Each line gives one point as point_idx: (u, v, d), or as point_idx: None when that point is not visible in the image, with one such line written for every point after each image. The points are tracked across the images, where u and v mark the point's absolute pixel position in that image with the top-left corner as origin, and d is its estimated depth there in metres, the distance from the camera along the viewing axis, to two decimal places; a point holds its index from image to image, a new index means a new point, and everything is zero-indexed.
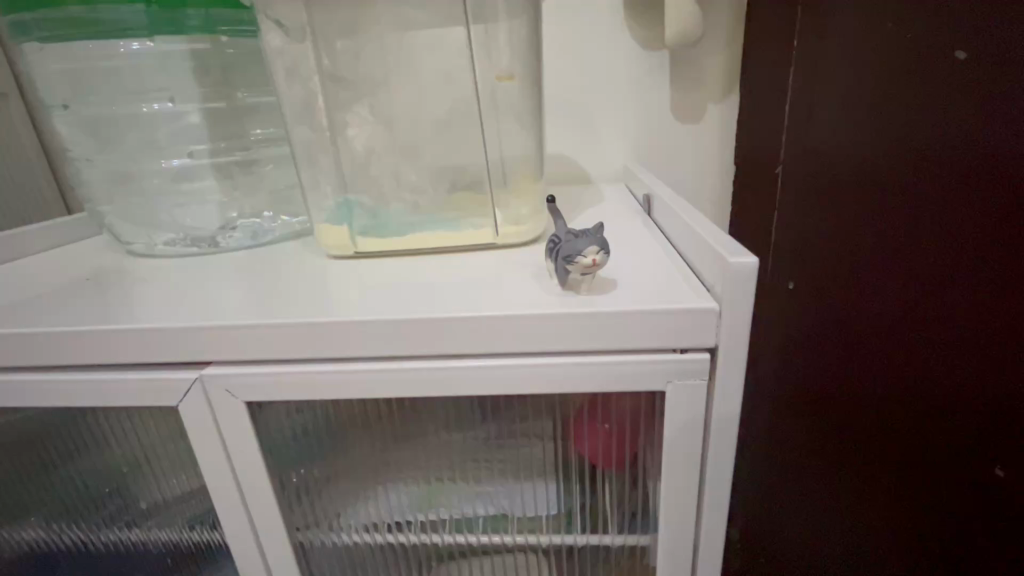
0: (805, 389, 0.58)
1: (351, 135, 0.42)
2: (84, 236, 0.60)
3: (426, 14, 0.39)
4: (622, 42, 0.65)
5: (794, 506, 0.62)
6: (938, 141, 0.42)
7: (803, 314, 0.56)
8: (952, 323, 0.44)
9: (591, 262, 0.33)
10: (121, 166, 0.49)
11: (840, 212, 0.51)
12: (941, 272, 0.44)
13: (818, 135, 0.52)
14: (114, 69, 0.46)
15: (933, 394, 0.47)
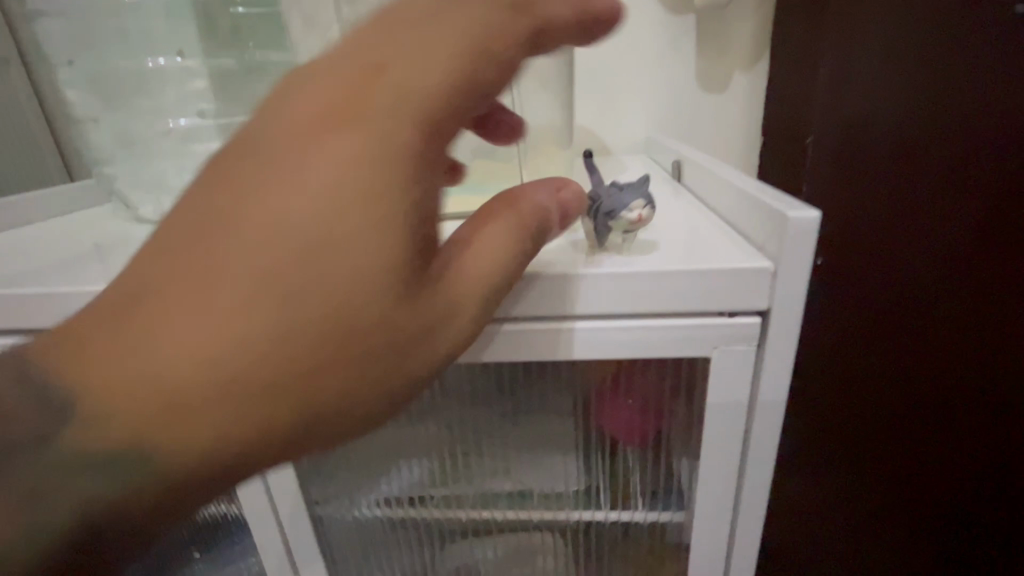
0: (846, 363, 0.57)
1: None
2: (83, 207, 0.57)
3: None
4: (645, 7, 0.62)
5: (830, 474, 0.63)
6: (1006, 103, 0.45)
7: (846, 289, 0.54)
8: (963, 285, 0.51)
9: (638, 217, 0.32)
10: (129, 127, 0.47)
11: (891, 179, 0.50)
12: (971, 231, 0.49)
13: (856, 103, 0.49)
14: (118, 21, 0.44)
15: (942, 341, 0.53)
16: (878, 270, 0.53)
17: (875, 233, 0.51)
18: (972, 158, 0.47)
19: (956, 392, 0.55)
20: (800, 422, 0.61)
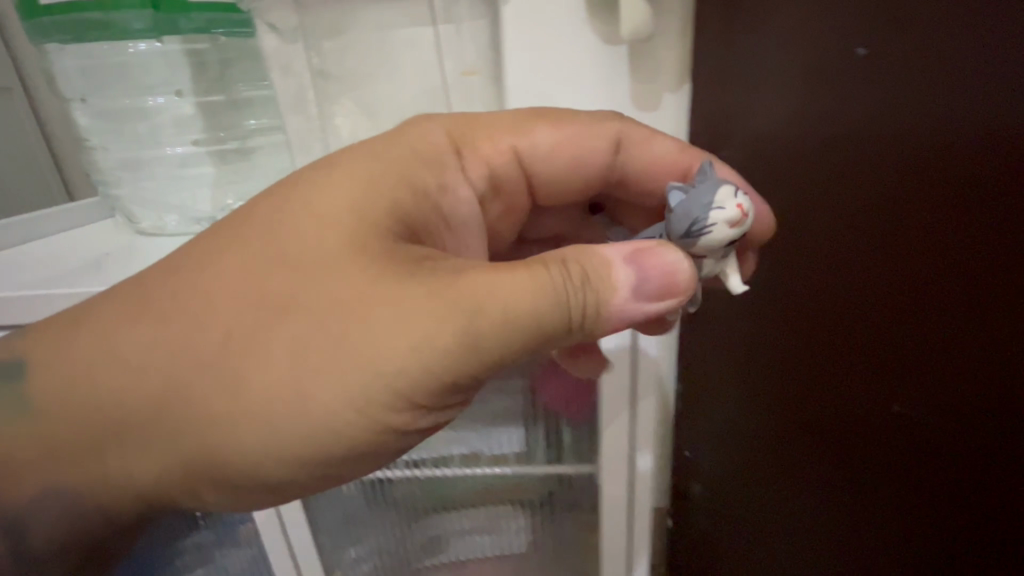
0: (772, 421, 0.48)
1: (338, 124, 0.48)
2: (79, 223, 0.64)
3: (402, 18, 0.45)
4: None
5: (762, 547, 0.53)
6: (928, 117, 0.32)
7: (769, 338, 0.46)
8: (929, 352, 0.35)
9: (738, 211, 0.29)
10: (133, 154, 0.56)
11: (811, 217, 0.40)
12: (919, 275, 0.34)
13: (755, 126, 0.43)
14: (123, 65, 0.52)
15: (922, 434, 0.36)
16: (800, 320, 0.43)
17: (744, 309, 0.48)
18: (912, 179, 0.34)
19: (912, 500, 0.37)
20: (703, 467, 0.59)
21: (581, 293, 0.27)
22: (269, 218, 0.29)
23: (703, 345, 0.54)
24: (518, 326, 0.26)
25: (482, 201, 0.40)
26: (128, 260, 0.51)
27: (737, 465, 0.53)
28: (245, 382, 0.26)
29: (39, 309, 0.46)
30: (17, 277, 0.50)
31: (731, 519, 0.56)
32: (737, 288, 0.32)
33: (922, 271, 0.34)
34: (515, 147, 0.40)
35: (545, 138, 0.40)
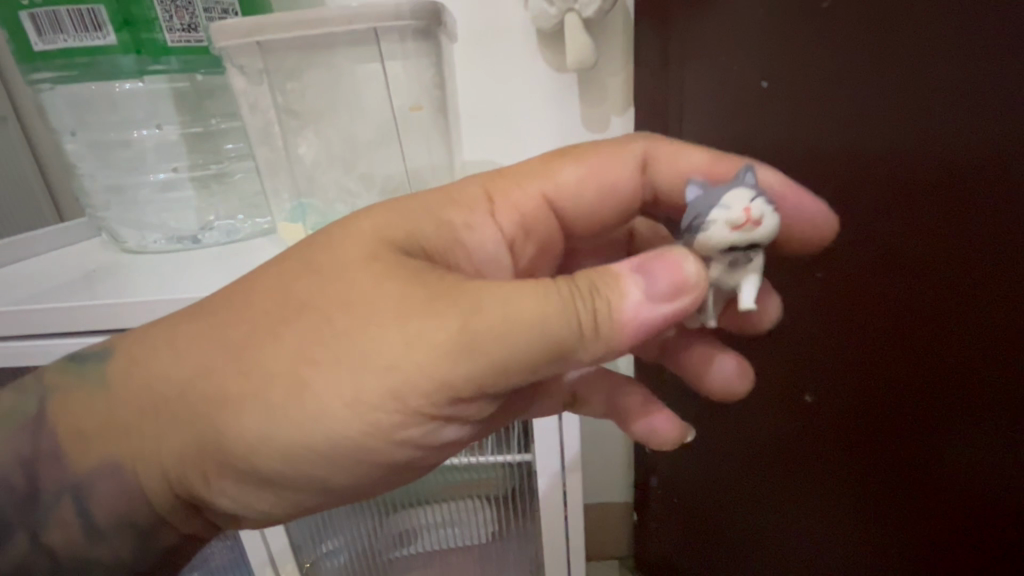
0: (809, 379, 0.58)
1: (303, 152, 0.55)
2: (71, 244, 0.70)
3: (353, 61, 0.52)
4: (538, 65, 0.76)
5: (814, 505, 0.61)
6: (881, 114, 0.44)
7: (812, 315, 0.55)
8: (918, 296, 0.45)
9: (745, 215, 0.27)
10: (119, 181, 0.62)
11: (823, 205, 0.51)
12: (895, 236, 0.45)
13: (758, 144, 0.57)
14: (108, 102, 0.57)
15: (919, 362, 0.46)
16: (830, 292, 0.53)
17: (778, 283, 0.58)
18: (891, 164, 0.44)
19: (923, 422, 0.47)
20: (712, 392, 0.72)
21: (586, 305, 0.29)
22: (301, 256, 0.33)
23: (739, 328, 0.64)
24: (529, 339, 0.28)
25: (514, 241, 0.40)
26: (115, 277, 0.57)
27: (764, 401, 0.64)
28: (270, 403, 0.29)
29: (31, 320, 0.51)
30: (13, 293, 0.55)
31: (748, 442, 0.68)
32: (745, 303, 0.29)
33: (900, 233, 0.45)
34: (546, 190, 0.41)
35: (572, 173, 0.41)
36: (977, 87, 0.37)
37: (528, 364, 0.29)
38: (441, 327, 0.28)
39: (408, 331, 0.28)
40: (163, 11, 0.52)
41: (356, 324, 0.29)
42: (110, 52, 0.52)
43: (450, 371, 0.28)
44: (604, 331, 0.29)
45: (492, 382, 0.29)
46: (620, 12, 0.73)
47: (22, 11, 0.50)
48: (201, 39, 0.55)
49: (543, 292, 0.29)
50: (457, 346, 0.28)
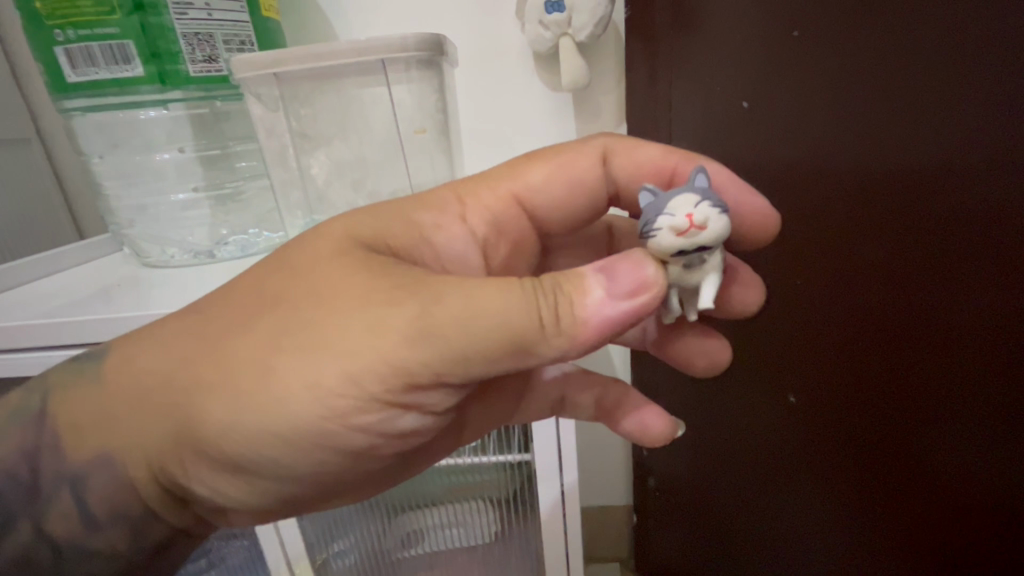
0: (812, 375, 0.61)
1: (314, 172, 0.60)
2: (90, 259, 0.73)
3: (362, 87, 0.56)
4: (534, 84, 0.80)
5: (819, 496, 0.65)
6: (868, 122, 0.48)
7: (812, 313, 0.59)
8: (915, 287, 0.49)
9: (688, 221, 0.31)
10: (142, 200, 0.66)
11: (816, 211, 0.55)
12: (890, 235, 0.49)
13: (744, 160, 0.61)
14: (135, 127, 0.63)
15: (921, 351, 0.50)
16: (829, 292, 0.57)
17: (774, 287, 0.63)
18: (880, 169, 0.48)
19: (933, 406, 0.50)
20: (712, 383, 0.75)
21: (546, 298, 0.31)
22: (279, 256, 0.36)
23: (743, 329, 0.68)
24: (489, 332, 0.30)
25: (485, 243, 0.44)
26: (136, 290, 0.60)
27: (767, 396, 0.68)
28: (235, 383, 0.32)
29: (53, 331, 0.54)
30: (40, 305, 0.59)
31: (749, 431, 0.72)
32: (705, 301, 0.34)
33: (895, 232, 0.49)
34: (515, 192, 0.45)
35: (537, 175, 0.45)
36: (983, 110, 0.41)
37: (486, 356, 0.31)
38: (413, 319, 0.30)
39: (382, 324, 0.31)
40: (187, 45, 0.56)
41: (333, 316, 0.31)
42: (136, 83, 0.56)
43: (414, 361, 0.31)
44: (564, 325, 0.31)
45: (454, 370, 0.31)
46: (612, 36, 0.76)
47: (58, 46, 0.54)
48: (221, 69, 0.59)
49: (507, 286, 0.31)
50: (409, 336, 0.30)
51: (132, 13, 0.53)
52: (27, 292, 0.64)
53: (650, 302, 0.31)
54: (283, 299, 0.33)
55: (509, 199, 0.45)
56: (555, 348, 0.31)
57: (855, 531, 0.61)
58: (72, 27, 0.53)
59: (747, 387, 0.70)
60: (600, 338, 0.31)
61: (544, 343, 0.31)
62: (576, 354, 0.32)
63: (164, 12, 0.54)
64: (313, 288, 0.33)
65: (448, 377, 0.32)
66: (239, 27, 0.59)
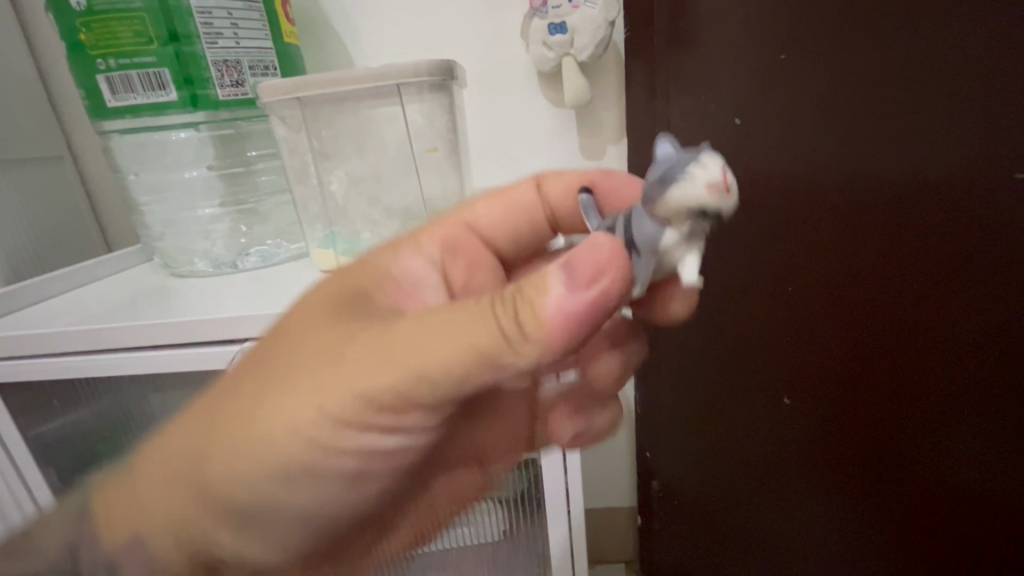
0: (796, 382, 0.65)
1: (333, 188, 0.64)
2: (114, 272, 0.77)
3: (378, 106, 0.60)
4: (538, 100, 0.84)
5: (806, 493, 0.70)
6: (844, 144, 0.54)
7: (792, 326, 0.63)
8: (894, 292, 0.55)
9: (722, 177, 0.28)
10: (172, 215, 0.72)
11: (795, 230, 0.59)
12: (873, 245, 0.55)
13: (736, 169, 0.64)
14: (168, 149, 0.69)
15: (901, 348, 0.56)
16: (808, 302, 0.61)
17: (754, 305, 0.66)
18: (859, 186, 0.54)
19: (923, 397, 0.56)
20: (705, 398, 0.75)
21: (506, 307, 0.31)
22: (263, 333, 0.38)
23: (724, 351, 0.71)
24: (452, 348, 0.31)
25: (442, 265, 0.47)
26: (167, 298, 0.63)
27: (753, 408, 0.71)
28: (219, 433, 0.34)
29: (89, 337, 0.57)
30: (79, 312, 0.63)
31: (746, 436, 0.73)
32: (689, 273, 0.30)
33: (872, 245, 0.55)
34: (467, 223, 0.50)
35: (486, 212, 0.50)
36: (977, 126, 0.46)
37: (455, 369, 0.31)
38: (374, 348, 0.32)
39: (342, 358, 0.33)
40: (216, 71, 0.60)
41: (302, 353, 0.34)
42: (170, 107, 0.60)
43: (383, 384, 0.32)
44: (530, 332, 0.30)
45: (423, 392, 0.32)
46: (612, 55, 0.80)
47: (99, 73, 0.59)
48: (247, 92, 0.63)
49: (463, 309, 0.32)
50: (375, 364, 0.32)
51: (167, 44, 0.58)
52: (56, 303, 0.66)
53: (615, 285, 0.31)
54: (264, 353, 0.35)
55: (460, 225, 0.50)
56: (529, 355, 0.31)
57: (845, 519, 0.67)
58: (113, 56, 0.58)
59: (735, 403, 0.73)
60: (569, 333, 0.31)
61: (508, 353, 0.30)
62: (548, 357, 0.31)
63: (196, 42, 0.59)
64: (293, 334, 0.35)
65: (415, 400, 0.32)
66: (263, 53, 0.64)
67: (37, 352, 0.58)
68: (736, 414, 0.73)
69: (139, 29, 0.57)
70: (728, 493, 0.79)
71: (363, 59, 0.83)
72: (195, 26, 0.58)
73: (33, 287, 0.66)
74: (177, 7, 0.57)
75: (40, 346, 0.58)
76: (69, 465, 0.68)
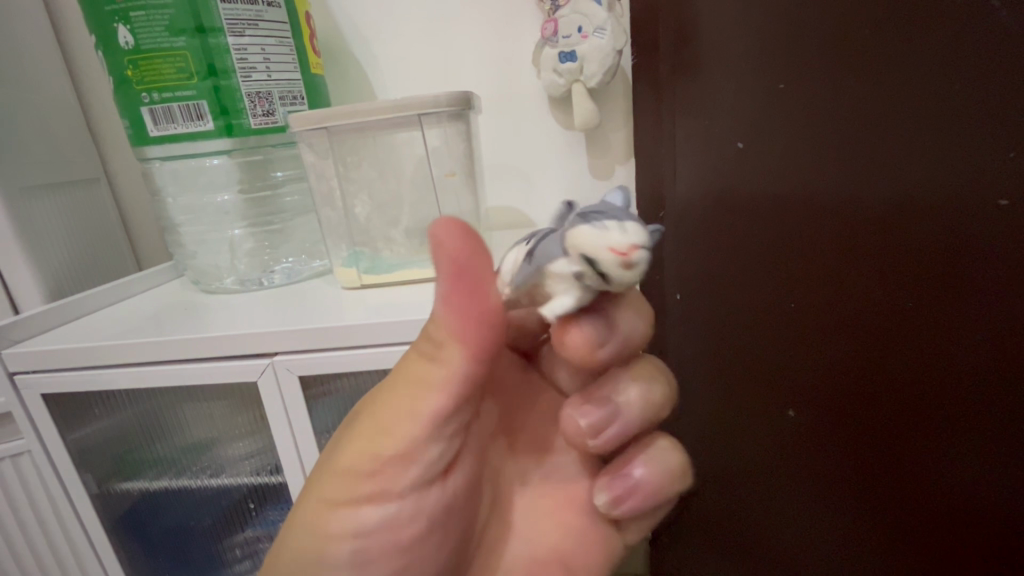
0: (806, 388, 0.64)
1: (358, 211, 0.69)
2: (148, 289, 0.81)
3: (399, 135, 0.65)
4: (549, 123, 0.88)
5: (806, 505, 0.68)
6: (849, 149, 0.53)
7: (801, 330, 0.62)
8: (905, 303, 0.54)
9: (627, 249, 0.26)
10: (205, 235, 0.77)
11: (805, 230, 0.58)
12: (885, 251, 0.53)
13: (728, 186, 0.64)
14: (204, 173, 0.74)
15: (912, 363, 0.55)
16: (820, 305, 0.59)
17: (764, 306, 0.64)
18: (867, 186, 0.53)
19: (928, 414, 0.55)
20: (714, 419, 0.74)
21: (421, 347, 0.36)
22: None
23: (734, 351, 0.69)
24: (400, 393, 0.36)
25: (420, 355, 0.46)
26: (200, 312, 0.67)
27: (762, 414, 0.69)
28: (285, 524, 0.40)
29: (130, 350, 0.60)
30: (118, 326, 0.66)
31: (755, 450, 0.71)
32: (547, 306, 0.29)
33: (884, 250, 0.53)
34: None
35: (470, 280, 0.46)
36: (967, 138, 0.47)
37: (405, 407, 0.35)
38: (350, 427, 0.39)
39: (333, 446, 0.40)
40: (249, 102, 0.65)
41: (313, 470, 0.40)
42: (206, 135, 0.65)
43: (360, 446, 0.37)
44: (440, 336, 0.34)
45: (386, 440, 0.36)
46: (620, 80, 0.84)
47: (143, 106, 0.63)
48: (277, 121, 0.67)
49: (399, 368, 0.37)
50: (353, 436, 0.37)
51: (206, 78, 0.63)
52: (97, 318, 0.70)
53: (454, 250, 0.31)
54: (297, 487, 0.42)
55: None
56: (453, 360, 0.34)
57: (839, 532, 0.66)
58: (156, 91, 0.63)
59: (739, 408, 0.71)
60: (463, 314, 0.33)
61: (436, 370, 0.35)
62: (473, 351, 0.34)
63: (232, 76, 0.63)
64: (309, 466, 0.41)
65: (382, 454, 0.36)
66: (292, 85, 0.68)
67: (80, 364, 0.61)
68: (741, 419, 0.71)
69: (181, 65, 0.62)
70: (727, 501, 0.77)
71: (382, 87, 0.88)
72: (231, 62, 0.63)
73: (76, 302, 0.70)
74: (216, 45, 0.62)
75: (82, 358, 0.61)
76: (105, 473, 0.72)
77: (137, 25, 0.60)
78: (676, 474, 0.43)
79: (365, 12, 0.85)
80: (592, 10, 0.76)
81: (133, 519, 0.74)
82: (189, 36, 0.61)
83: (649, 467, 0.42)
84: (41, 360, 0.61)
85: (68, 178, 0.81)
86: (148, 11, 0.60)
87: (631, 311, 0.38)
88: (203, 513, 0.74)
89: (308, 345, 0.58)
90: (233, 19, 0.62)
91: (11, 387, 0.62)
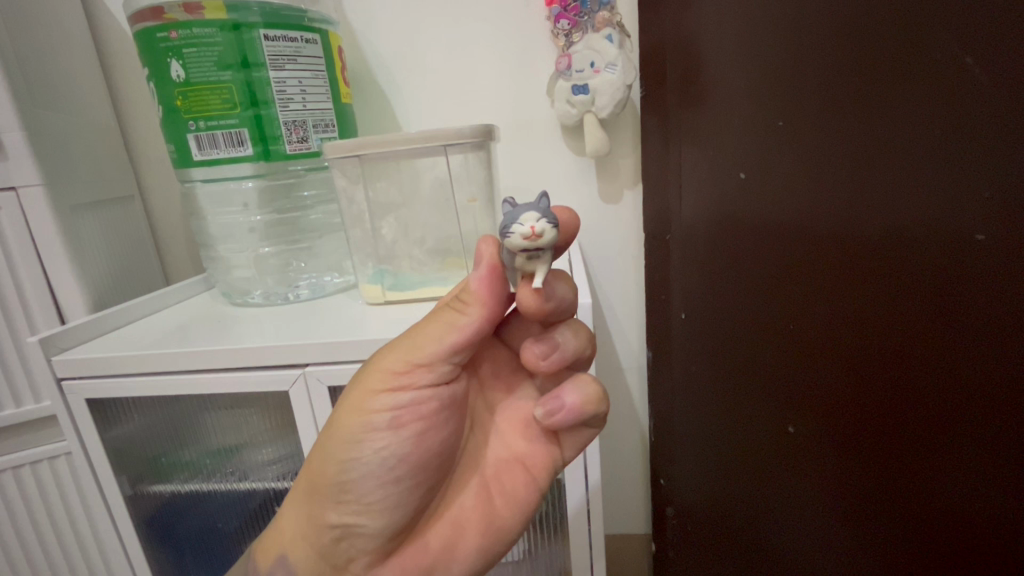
0: (807, 382, 0.63)
1: (384, 232, 0.74)
2: (181, 301, 0.86)
3: (424, 161, 0.70)
4: (562, 149, 0.93)
5: (809, 508, 0.66)
6: (839, 171, 0.55)
7: (807, 321, 0.62)
8: (896, 298, 0.50)
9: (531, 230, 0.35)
10: (236, 252, 0.82)
11: (809, 227, 0.60)
12: (876, 241, 0.52)
13: (742, 209, 0.69)
14: (239, 197, 0.80)
15: (900, 363, 0.51)
16: (822, 297, 0.59)
17: (779, 299, 0.66)
18: (862, 187, 0.52)
19: (915, 425, 0.50)
20: (728, 412, 0.78)
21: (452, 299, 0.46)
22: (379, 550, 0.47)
23: (751, 346, 0.72)
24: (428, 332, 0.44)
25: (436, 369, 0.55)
26: (234, 324, 0.72)
27: (773, 407, 0.69)
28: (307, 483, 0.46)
29: (170, 358, 0.64)
30: (156, 335, 0.71)
31: (759, 447, 0.73)
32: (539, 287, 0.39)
33: (878, 242, 0.51)
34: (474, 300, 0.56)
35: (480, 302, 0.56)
36: (941, 142, 0.44)
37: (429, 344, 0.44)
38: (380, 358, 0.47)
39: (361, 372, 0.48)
40: (285, 129, 0.70)
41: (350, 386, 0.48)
42: (244, 160, 0.70)
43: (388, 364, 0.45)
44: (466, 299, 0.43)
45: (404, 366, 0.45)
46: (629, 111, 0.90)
47: (189, 133, 0.69)
48: (311, 147, 0.73)
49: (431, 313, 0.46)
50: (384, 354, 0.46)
51: (248, 108, 0.68)
52: (137, 328, 0.75)
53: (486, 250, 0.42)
54: None
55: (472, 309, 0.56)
56: (468, 315, 0.43)
57: (837, 545, 0.62)
58: (202, 119, 0.68)
59: (753, 398, 0.73)
60: (488, 290, 0.42)
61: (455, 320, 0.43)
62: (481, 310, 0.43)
63: (272, 106, 0.69)
64: None
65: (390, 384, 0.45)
66: (325, 113, 0.73)
67: (124, 371, 0.65)
68: (755, 410, 0.73)
69: (226, 96, 0.67)
70: (749, 507, 0.77)
71: (403, 114, 0.94)
72: (272, 93, 0.68)
73: (116, 313, 0.75)
74: (258, 79, 0.68)
75: (126, 365, 0.65)
76: (138, 475, 0.76)
77: (188, 60, 0.66)
78: (590, 403, 0.46)
79: (390, 43, 0.91)
80: (603, 46, 0.81)
81: (162, 519, 0.78)
82: (234, 71, 0.67)
83: (577, 391, 0.47)
84: (87, 369, 0.65)
85: (108, 195, 0.86)
86: (198, 48, 0.66)
87: (564, 280, 0.43)
88: (229, 514, 0.78)
89: (337, 357, 0.63)
90: (274, 54, 0.67)
91: (57, 392, 0.66)
